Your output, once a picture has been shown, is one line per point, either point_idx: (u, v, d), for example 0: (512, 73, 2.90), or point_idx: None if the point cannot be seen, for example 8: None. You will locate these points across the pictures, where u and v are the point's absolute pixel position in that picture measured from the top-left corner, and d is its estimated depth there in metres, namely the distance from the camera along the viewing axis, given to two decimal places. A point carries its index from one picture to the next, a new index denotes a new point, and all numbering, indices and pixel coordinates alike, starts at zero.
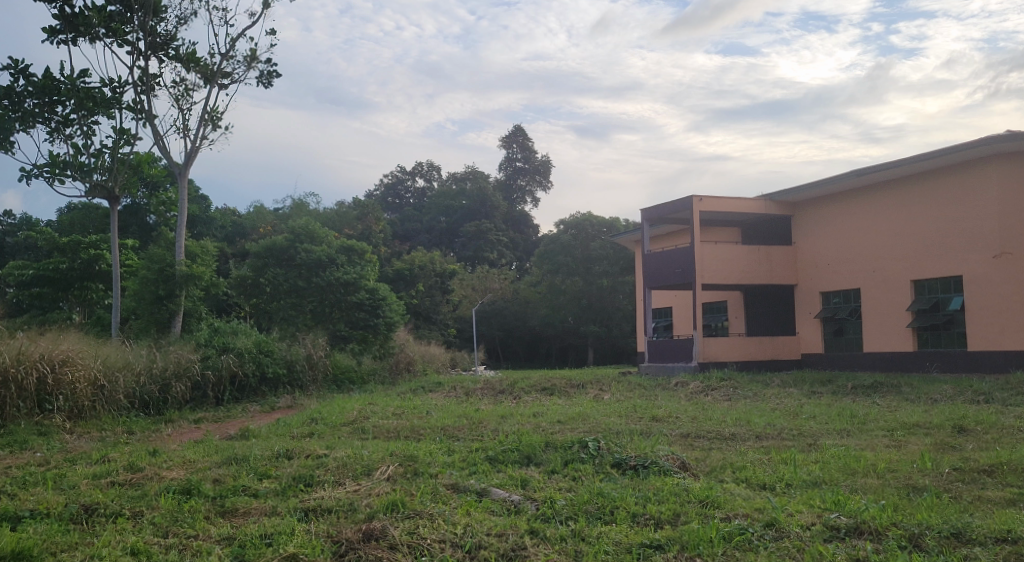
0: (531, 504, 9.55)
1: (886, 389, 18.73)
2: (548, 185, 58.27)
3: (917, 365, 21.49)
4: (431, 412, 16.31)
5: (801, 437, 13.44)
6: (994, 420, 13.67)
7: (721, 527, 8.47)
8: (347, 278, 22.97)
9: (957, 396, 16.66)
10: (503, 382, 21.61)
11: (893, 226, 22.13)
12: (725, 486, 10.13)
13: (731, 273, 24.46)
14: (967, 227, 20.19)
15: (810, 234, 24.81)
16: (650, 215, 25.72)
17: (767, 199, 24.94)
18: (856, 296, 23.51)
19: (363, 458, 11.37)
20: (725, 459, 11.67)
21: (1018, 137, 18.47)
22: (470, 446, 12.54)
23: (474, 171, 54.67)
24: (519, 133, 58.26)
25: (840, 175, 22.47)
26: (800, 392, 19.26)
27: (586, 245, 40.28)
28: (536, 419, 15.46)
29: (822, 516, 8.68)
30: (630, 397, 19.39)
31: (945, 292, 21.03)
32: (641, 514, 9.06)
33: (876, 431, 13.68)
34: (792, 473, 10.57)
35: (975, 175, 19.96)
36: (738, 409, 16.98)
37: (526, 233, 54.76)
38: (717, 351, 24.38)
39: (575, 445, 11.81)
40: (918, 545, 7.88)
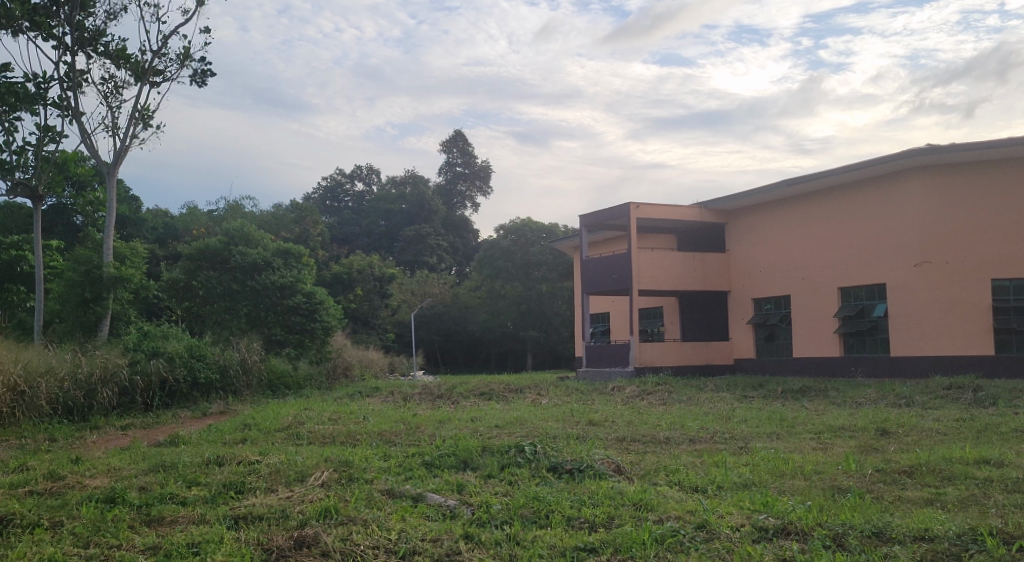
0: (467, 509, 9.57)
1: (814, 393, 19.20)
2: (488, 190, 58.40)
3: (843, 370, 22.11)
4: (367, 417, 16.18)
5: (733, 440, 13.73)
6: (915, 424, 14.15)
7: (654, 530, 8.59)
8: (283, 282, 22.71)
9: (880, 400, 17.20)
10: (442, 387, 21.57)
11: (823, 234, 22.73)
12: (658, 489, 10.29)
13: (667, 279, 24.82)
14: (891, 237, 20.86)
15: (742, 242, 25.33)
16: (588, 222, 25.97)
17: (702, 207, 25.37)
18: (786, 303, 24.07)
19: (297, 463, 11.27)
20: (659, 462, 11.85)
21: (938, 151, 19.15)
22: (407, 451, 12.50)
23: (414, 174, 54.43)
24: (460, 138, 58.30)
25: (771, 185, 22.99)
26: (732, 397, 19.63)
27: (526, 250, 40.55)
28: (474, 424, 15.48)
29: (751, 518, 8.88)
30: (567, 401, 19.56)
31: (871, 299, 21.67)
32: (576, 518, 9.15)
33: (804, 434, 14.03)
34: (723, 475, 10.77)
35: (899, 187, 20.63)
36: (673, 414, 17.24)
37: (466, 238, 54.80)
38: (652, 356, 24.68)
39: (512, 450, 11.86)
40: (842, 544, 8.10)
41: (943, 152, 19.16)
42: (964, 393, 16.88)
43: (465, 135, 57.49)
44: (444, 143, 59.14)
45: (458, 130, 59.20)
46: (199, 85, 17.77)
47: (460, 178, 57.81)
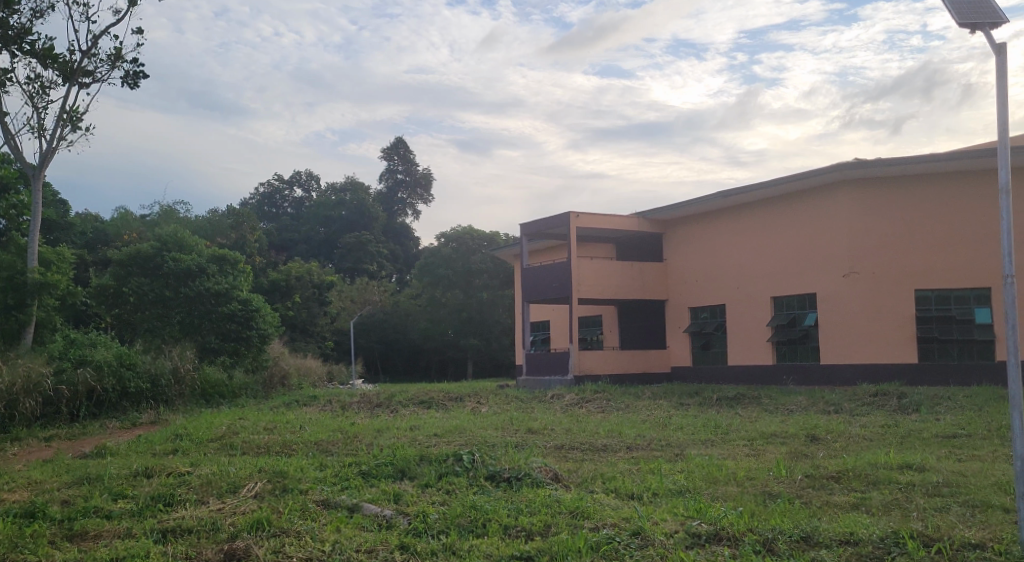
0: (403, 518, 9.53)
1: (748, 400, 19.53)
2: (428, 198, 58.26)
3: (775, 378, 22.56)
4: (304, 427, 15.99)
5: (669, 447, 13.91)
6: (843, 430, 14.53)
7: (590, 537, 8.64)
8: (218, 289, 22.32)
9: (811, 407, 17.61)
10: (380, 395, 21.41)
11: (756, 245, 23.20)
12: (594, 496, 10.37)
13: (606, 288, 25.04)
14: (821, 248, 21.40)
15: (679, 251, 25.71)
16: (528, 230, 26.05)
17: (640, 217, 25.69)
18: (721, 312, 24.48)
19: (229, 475, 11.07)
20: (596, 470, 11.95)
21: (865, 165, 19.72)
22: (344, 461, 12.39)
23: (354, 180, 53.93)
24: (401, 146, 58.18)
25: (707, 196, 23.39)
26: (669, 404, 19.85)
27: (467, 258, 40.44)
28: (412, 433, 15.42)
29: (684, 524, 9.01)
30: (506, 409, 19.58)
31: (802, 308, 22.17)
32: (512, 526, 9.17)
33: (738, 441, 14.29)
34: (658, 482, 10.91)
35: (828, 199, 21.19)
36: (611, 421, 17.41)
37: (407, 245, 54.60)
38: (591, 364, 24.85)
39: (450, 459, 11.82)
40: (772, 549, 8.25)
41: (870, 167, 19.72)
42: (889, 400, 17.38)
43: (406, 142, 57.36)
44: (384, 150, 58.89)
45: (399, 138, 58.95)
46: (130, 86, 17.39)
47: (401, 185, 57.55)
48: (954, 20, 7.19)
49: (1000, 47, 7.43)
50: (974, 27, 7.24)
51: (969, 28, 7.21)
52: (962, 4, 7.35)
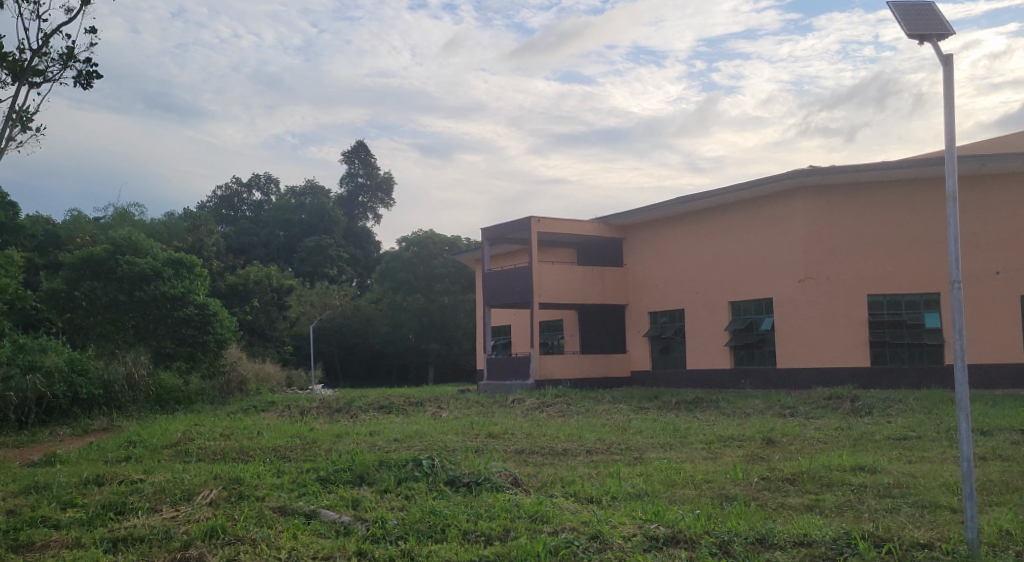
0: (362, 525, 9.48)
1: (706, 404, 19.72)
2: (390, 203, 58.07)
3: (733, 382, 22.79)
4: (262, 432, 15.84)
5: (628, 451, 14.00)
6: (798, 432, 14.75)
7: (548, 541, 8.66)
8: (174, 293, 21.86)
9: (767, 410, 17.82)
10: (340, 401, 21.24)
11: (714, 251, 23.47)
12: (554, 500, 10.40)
13: (566, 292, 25.12)
14: (777, 254, 21.70)
15: (639, 257, 25.91)
16: (489, 234, 26.05)
17: (601, 222, 25.84)
18: (680, 316, 24.69)
19: (184, 482, 10.92)
20: (556, 474, 11.98)
21: (820, 172, 20.04)
22: (301, 467, 12.29)
23: (314, 184, 53.43)
24: (362, 150, 57.98)
25: (666, 201, 23.61)
26: (628, 408, 19.97)
27: (428, 263, 40.40)
28: (372, 438, 15.33)
29: (642, 527, 9.07)
30: (467, 414, 19.56)
31: (759, 313, 22.44)
32: (472, 531, 9.17)
33: (695, 444, 14.44)
34: (617, 486, 10.98)
35: (784, 206, 21.49)
36: (571, 425, 17.48)
37: (367, 249, 54.34)
38: (552, 368, 24.88)
39: (409, 464, 11.78)
40: (727, 551, 8.32)
41: (825, 174, 20.05)
42: (843, 404, 17.66)
43: (367, 146, 57.16)
44: (345, 154, 58.62)
45: (359, 141, 58.69)
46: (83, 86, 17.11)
47: (362, 189, 57.28)
48: (903, 30, 7.36)
49: (948, 57, 7.59)
50: (923, 38, 7.40)
51: (918, 39, 7.38)
52: (912, 14, 7.52)
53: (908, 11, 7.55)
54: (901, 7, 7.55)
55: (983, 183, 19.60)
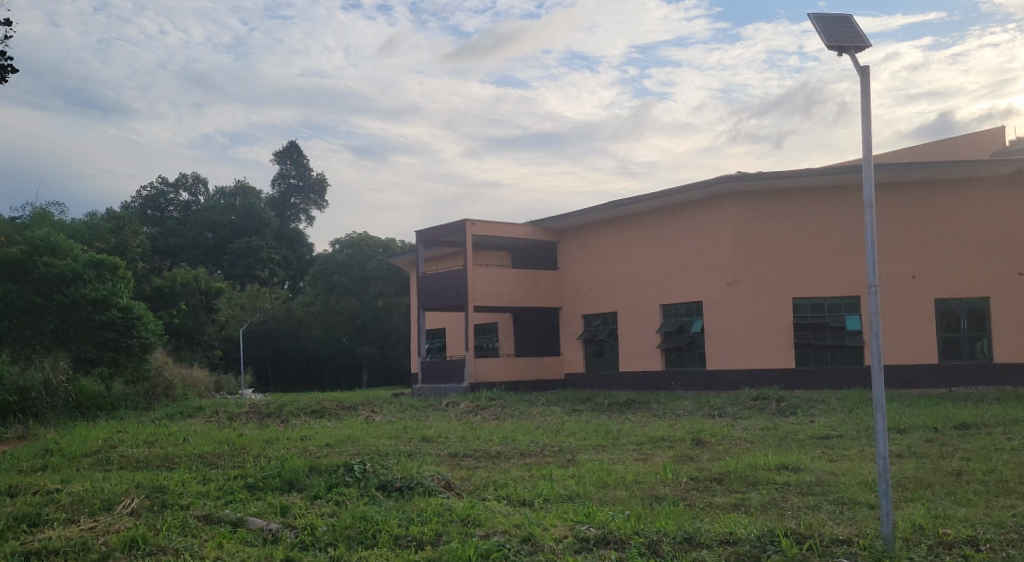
0: (290, 532, 9.36)
1: (638, 405, 19.96)
2: (323, 204, 57.42)
3: (663, 383, 23.10)
4: (188, 439, 15.49)
5: (561, 453, 14.11)
6: (726, 433, 15.05)
7: (480, 545, 8.63)
8: (96, 297, 21.12)
9: (697, 412, 18.09)
10: (270, 405, 20.89)
11: (646, 255, 23.79)
12: (486, 503, 10.41)
13: (501, 295, 25.14)
14: (706, 257, 22.10)
15: (573, 260, 26.11)
16: (424, 237, 25.93)
17: (535, 226, 25.97)
18: (613, 319, 24.93)
19: (103, 491, 10.62)
20: (489, 478, 11.96)
21: (747, 178, 20.46)
22: (228, 474, 12.05)
23: (245, 184, 52.51)
24: (294, 150, 57.26)
25: (599, 206, 23.83)
26: (561, 411, 20.09)
27: (362, 265, 40.29)
28: (303, 443, 15.15)
29: (573, 529, 9.13)
30: (401, 418, 19.42)
31: (689, 316, 22.78)
32: (403, 536, 9.11)
33: (627, 445, 14.62)
34: (550, 488, 11.03)
35: (713, 210, 21.89)
36: (505, 428, 17.50)
37: (300, 251, 53.66)
38: (487, 372, 24.83)
39: (340, 469, 11.66)
40: (656, 551, 8.41)
41: (752, 180, 20.47)
42: (769, 404, 18.05)
43: (299, 147, 56.47)
44: (277, 154, 57.80)
45: (291, 141, 57.93)
46: None
47: (294, 190, 56.56)
48: (824, 41, 7.57)
49: (865, 68, 7.83)
50: (841, 50, 7.63)
51: (836, 50, 7.61)
52: (831, 26, 7.75)
53: (828, 22, 7.77)
54: (822, 19, 7.76)
55: (900, 190, 20.27)
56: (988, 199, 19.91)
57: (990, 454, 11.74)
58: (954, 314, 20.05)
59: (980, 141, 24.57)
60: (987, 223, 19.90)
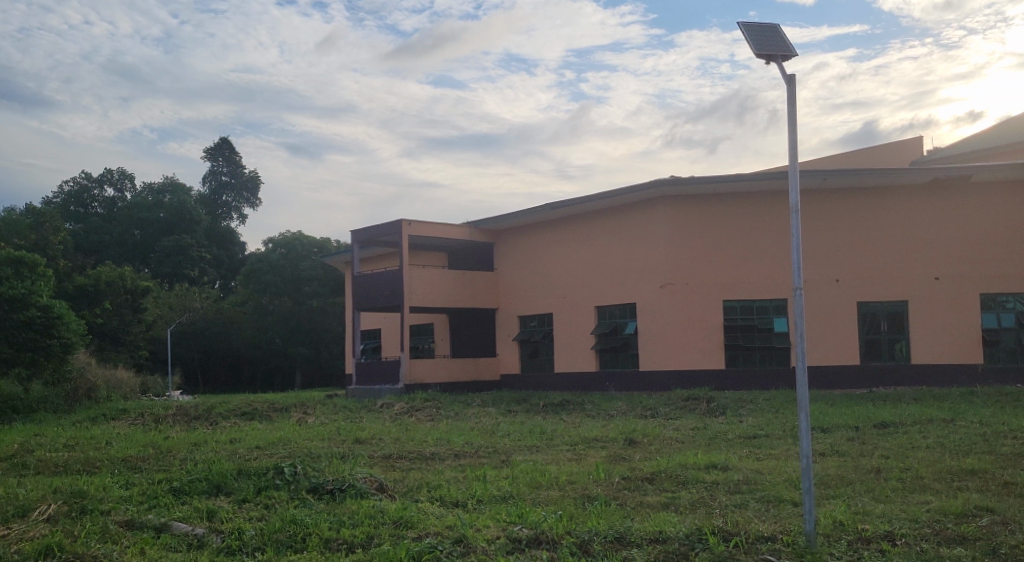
0: (217, 537, 9.18)
1: (572, 407, 20.05)
2: (256, 202, 56.49)
3: (598, 384, 23.27)
4: (111, 442, 15.06)
5: (495, 454, 14.12)
6: (658, 433, 15.24)
7: (412, 547, 8.56)
8: (12, 295, 20.32)
9: (630, 412, 18.28)
10: (198, 407, 20.43)
11: (582, 257, 23.95)
12: (419, 505, 10.35)
13: (437, 296, 25.01)
14: (640, 260, 22.34)
15: (509, 262, 26.15)
16: (360, 236, 25.67)
17: (472, 227, 25.93)
18: (549, 321, 25.03)
19: (18, 498, 10.25)
20: (421, 479, 11.89)
21: (680, 182, 20.76)
22: (153, 478, 11.75)
23: (174, 181, 51.36)
24: (226, 147, 56.26)
25: (536, 208, 23.92)
26: (496, 412, 20.10)
27: (296, 265, 39.93)
28: (232, 445, 14.89)
29: (506, 530, 9.13)
30: (334, 420, 19.17)
31: (623, 317, 22.98)
32: (334, 539, 9.00)
33: (561, 445, 14.69)
34: (483, 489, 11.03)
35: (647, 213, 22.16)
36: (439, 429, 17.43)
37: (232, 250, 52.71)
38: (422, 373, 24.65)
39: (270, 472, 11.46)
40: (587, 550, 8.45)
41: (685, 184, 20.78)
42: (700, 404, 18.32)
43: (231, 143, 55.51)
44: (208, 151, 56.72)
45: (224, 138, 56.94)
46: None
47: (226, 188, 55.56)
48: (752, 49, 7.72)
49: (792, 77, 8.01)
50: (769, 58, 7.80)
51: (765, 58, 7.77)
52: (759, 34, 7.88)
53: (757, 30, 7.90)
54: (750, 27, 7.90)
55: (826, 196, 20.79)
56: (910, 206, 20.53)
57: (908, 452, 12.12)
58: (875, 317, 20.61)
59: (902, 150, 25.39)
60: (908, 229, 20.51)
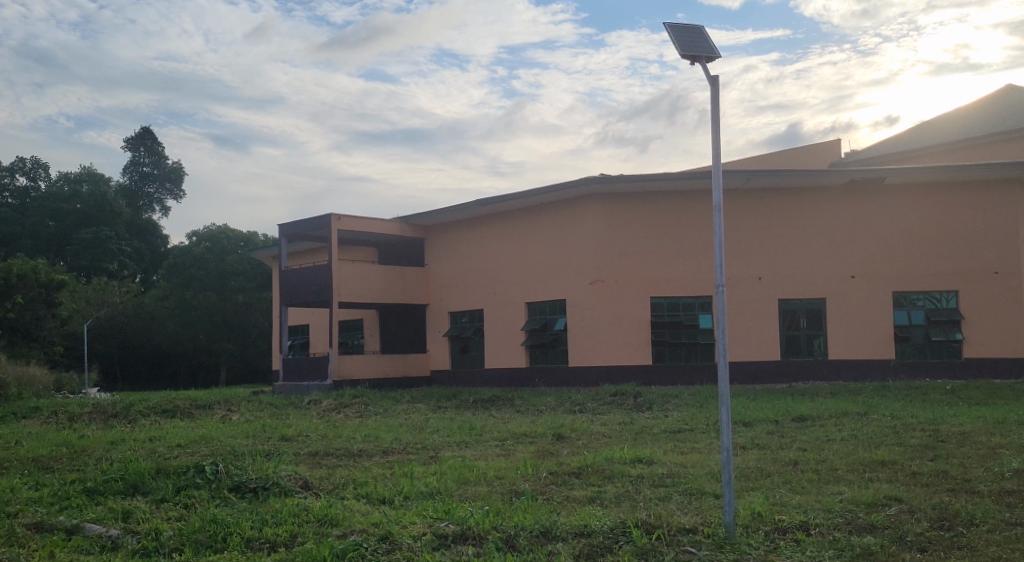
0: (132, 538, 8.90)
1: (502, 403, 20.03)
2: (179, 194, 55.09)
3: (527, 380, 23.31)
4: (21, 442, 14.46)
5: (424, 450, 13.99)
6: (585, 428, 15.30)
7: (336, 545, 8.42)
8: None
9: (559, 407, 18.36)
10: (115, 405, 19.76)
11: (512, 253, 23.96)
12: (344, 503, 10.20)
13: (367, 292, 24.72)
14: (569, 256, 22.46)
15: (441, 257, 25.99)
16: (288, 230, 25.20)
17: (403, 221, 25.65)
18: (479, 317, 24.97)
19: None
20: (348, 476, 11.74)
21: (609, 180, 20.91)
22: (65, 478, 11.33)
23: (92, 171, 49.74)
24: (148, 137, 54.83)
25: (467, 204, 23.80)
26: (425, 408, 19.95)
27: (221, 258, 39.22)
28: (151, 444, 14.47)
29: (432, 526, 9.04)
30: (259, 417, 18.79)
31: (553, 313, 23.03)
32: (256, 539, 8.80)
33: (490, 441, 14.66)
34: (410, 485, 10.90)
35: (576, 211, 22.29)
36: (367, 426, 17.22)
37: (154, 243, 51.37)
38: (351, 369, 24.36)
39: (190, 470, 11.14)
40: (512, 545, 8.44)
41: (614, 182, 20.95)
42: (627, 400, 18.51)
43: (153, 134, 54.14)
44: (129, 140, 55.17)
45: (146, 128, 55.45)
46: None
47: (148, 179, 54.14)
48: (677, 49, 7.79)
49: (715, 78, 8.09)
50: (694, 59, 7.88)
51: (689, 59, 7.85)
52: (684, 35, 7.93)
53: (682, 31, 7.95)
54: (676, 28, 7.95)
55: (748, 196, 21.22)
56: (830, 207, 21.04)
57: (824, 444, 12.41)
58: (795, 314, 21.09)
59: (824, 150, 26.02)
60: (827, 229, 21.02)
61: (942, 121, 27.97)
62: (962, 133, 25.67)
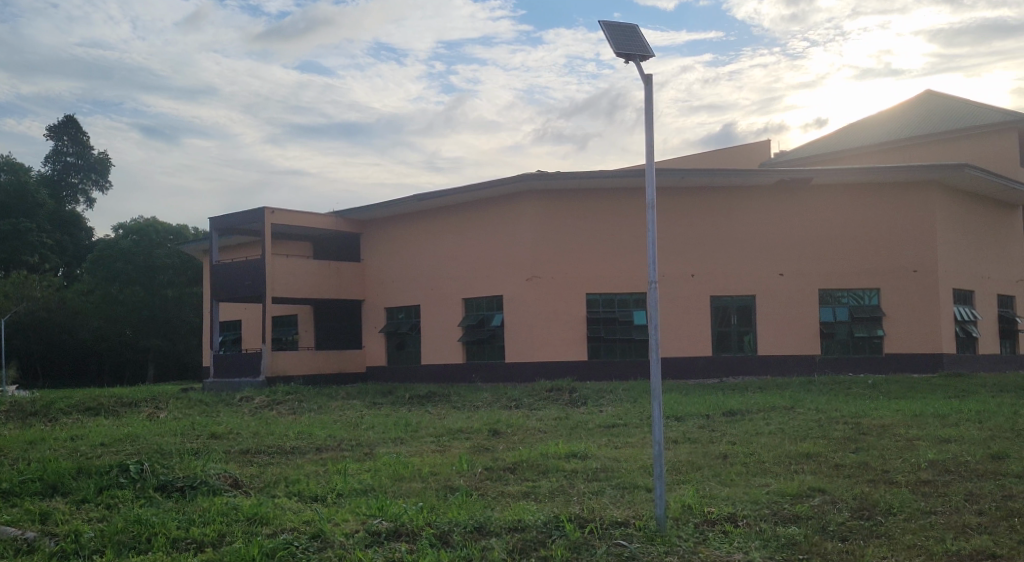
0: (49, 540, 8.59)
1: (437, 399, 19.94)
2: (105, 185, 53.57)
3: (462, 376, 23.25)
4: None
5: (358, 447, 13.84)
6: (521, 423, 15.33)
7: (266, 544, 8.25)
8: None
9: (495, 403, 18.33)
10: (36, 403, 19.10)
11: (448, 249, 23.86)
12: (274, 501, 10.01)
13: (301, 287, 24.35)
14: (505, 253, 22.45)
15: (377, 252, 25.73)
16: (220, 224, 24.67)
17: (338, 216, 25.32)
18: (415, 312, 24.79)
19: None
20: (279, 474, 11.52)
21: (545, 178, 20.97)
22: None
23: (11, 161, 48.03)
24: (71, 126, 53.16)
25: (403, 199, 23.62)
26: (361, 405, 19.73)
27: (149, 253, 38.80)
28: (74, 443, 14.00)
29: (365, 523, 8.93)
30: (188, 415, 18.33)
31: (489, 309, 22.99)
32: (182, 539, 8.58)
33: (425, 437, 14.55)
34: (343, 483, 10.74)
35: (512, 208, 22.31)
36: (301, 422, 16.99)
37: (77, 235, 49.91)
38: (286, 365, 23.97)
39: (113, 470, 10.81)
40: (446, 541, 8.37)
41: (550, 180, 21.01)
42: (562, 395, 18.57)
43: (77, 123, 52.52)
44: (51, 129, 53.41)
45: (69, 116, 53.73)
46: None
47: (72, 169, 52.51)
48: (612, 48, 7.81)
49: (649, 77, 8.13)
50: (628, 58, 7.91)
51: (624, 57, 7.87)
52: (618, 34, 7.93)
53: (616, 31, 7.95)
54: (611, 27, 7.95)
55: (681, 195, 21.48)
56: (760, 207, 21.42)
57: (753, 437, 12.64)
58: (726, 311, 21.43)
59: (754, 150, 26.48)
60: (757, 228, 21.40)
61: (865, 124, 28.81)
62: (884, 136, 26.46)
